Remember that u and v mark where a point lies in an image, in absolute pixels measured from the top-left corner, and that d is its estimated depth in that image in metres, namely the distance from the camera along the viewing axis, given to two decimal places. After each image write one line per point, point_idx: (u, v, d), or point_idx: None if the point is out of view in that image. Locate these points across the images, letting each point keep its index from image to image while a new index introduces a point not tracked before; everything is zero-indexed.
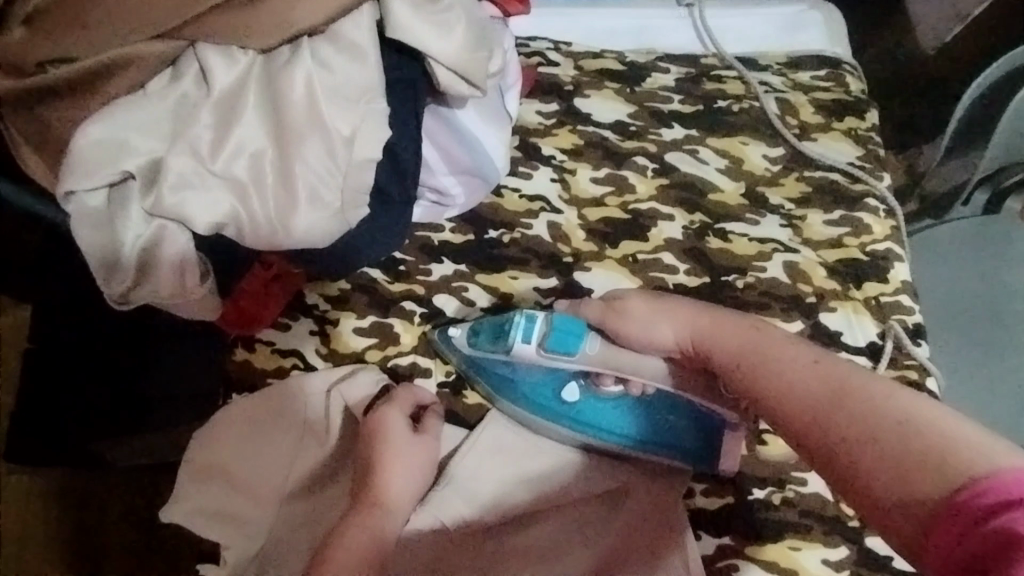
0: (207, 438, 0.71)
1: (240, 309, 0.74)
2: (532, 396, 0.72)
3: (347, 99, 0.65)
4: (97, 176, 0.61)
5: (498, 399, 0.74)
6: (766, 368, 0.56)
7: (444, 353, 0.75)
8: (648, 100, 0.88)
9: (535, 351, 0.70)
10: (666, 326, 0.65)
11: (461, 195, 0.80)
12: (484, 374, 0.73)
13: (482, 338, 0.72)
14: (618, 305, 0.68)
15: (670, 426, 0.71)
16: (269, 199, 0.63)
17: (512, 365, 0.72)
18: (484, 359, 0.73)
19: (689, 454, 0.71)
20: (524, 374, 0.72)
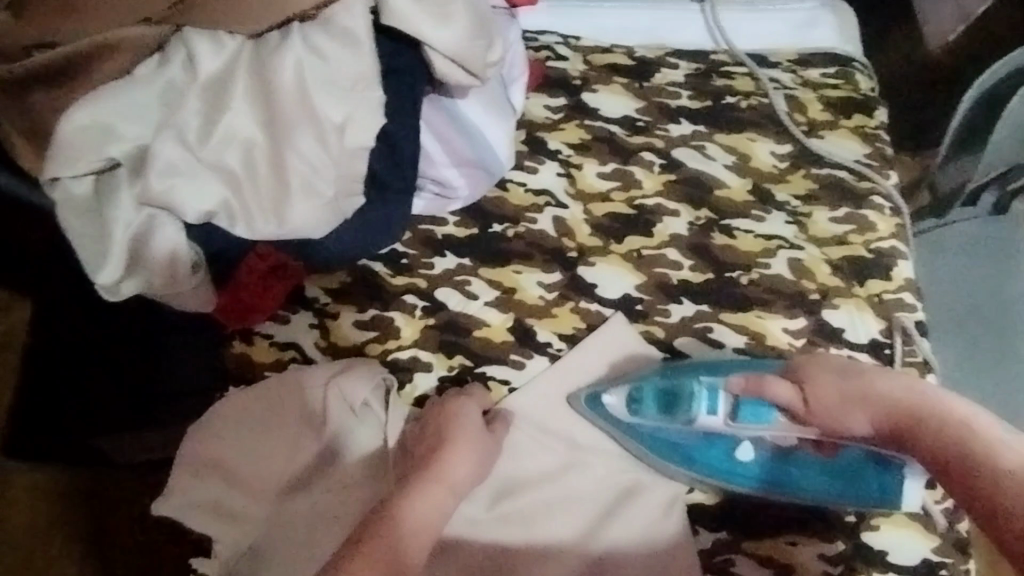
0: (204, 431, 0.70)
1: (238, 301, 0.72)
2: (710, 463, 0.71)
3: (343, 87, 0.63)
4: (83, 162, 0.60)
5: (664, 465, 0.72)
6: (923, 429, 0.64)
7: (600, 423, 0.74)
8: (657, 95, 0.87)
9: (723, 421, 0.71)
10: (859, 408, 0.68)
11: (463, 188, 0.78)
12: (649, 441, 0.73)
13: (647, 405, 0.72)
14: (812, 387, 0.69)
15: (849, 476, 0.70)
16: (260, 189, 0.63)
17: (686, 432, 0.72)
18: (652, 426, 0.72)
19: (871, 500, 0.69)
20: (698, 439, 0.72)
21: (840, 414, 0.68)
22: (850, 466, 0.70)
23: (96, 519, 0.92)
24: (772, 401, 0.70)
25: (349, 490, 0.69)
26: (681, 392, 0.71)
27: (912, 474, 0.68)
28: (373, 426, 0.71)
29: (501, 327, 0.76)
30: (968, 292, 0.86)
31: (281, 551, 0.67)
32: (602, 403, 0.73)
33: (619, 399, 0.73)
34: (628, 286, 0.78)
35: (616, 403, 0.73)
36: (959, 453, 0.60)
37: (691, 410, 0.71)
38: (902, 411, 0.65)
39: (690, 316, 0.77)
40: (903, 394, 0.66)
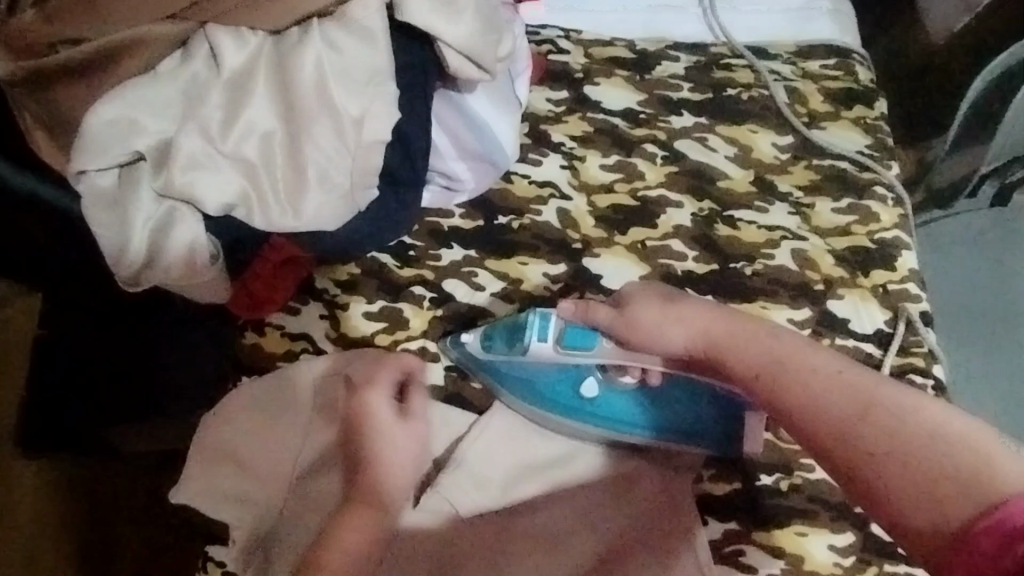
0: (218, 421, 0.71)
1: (249, 292, 0.73)
2: (553, 397, 0.73)
3: (359, 82, 0.64)
4: (108, 155, 0.61)
5: (515, 401, 0.73)
6: (792, 382, 0.60)
7: (458, 359, 0.75)
8: (658, 88, 0.88)
9: (553, 349, 0.71)
10: (682, 335, 0.67)
11: (470, 181, 0.79)
12: (500, 378, 0.73)
13: (497, 340, 0.73)
14: (632, 312, 0.69)
15: (688, 414, 0.72)
16: (278, 181, 0.64)
17: (526, 365, 0.72)
18: (503, 363, 0.73)
19: (711, 437, 0.72)
20: (544, 374, 0.73)
21: (668, 337, 0.68)
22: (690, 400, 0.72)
23: (108, 509, 0.93)
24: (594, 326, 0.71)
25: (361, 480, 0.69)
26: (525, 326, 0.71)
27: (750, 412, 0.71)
28: None
29: (508, 318, 0.77)
30: (972, 284, 0.87)
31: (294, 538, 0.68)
32: (460, 342, 0.74)
33: (473, 337, 0.74)
34: (633, 277, 0.79)
35: (467, 340, 0.73)
36: (800, 404, 0.59)
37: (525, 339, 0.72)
38: (715, 338, 0.66)
39: None
40: (719, 321, 0.66)
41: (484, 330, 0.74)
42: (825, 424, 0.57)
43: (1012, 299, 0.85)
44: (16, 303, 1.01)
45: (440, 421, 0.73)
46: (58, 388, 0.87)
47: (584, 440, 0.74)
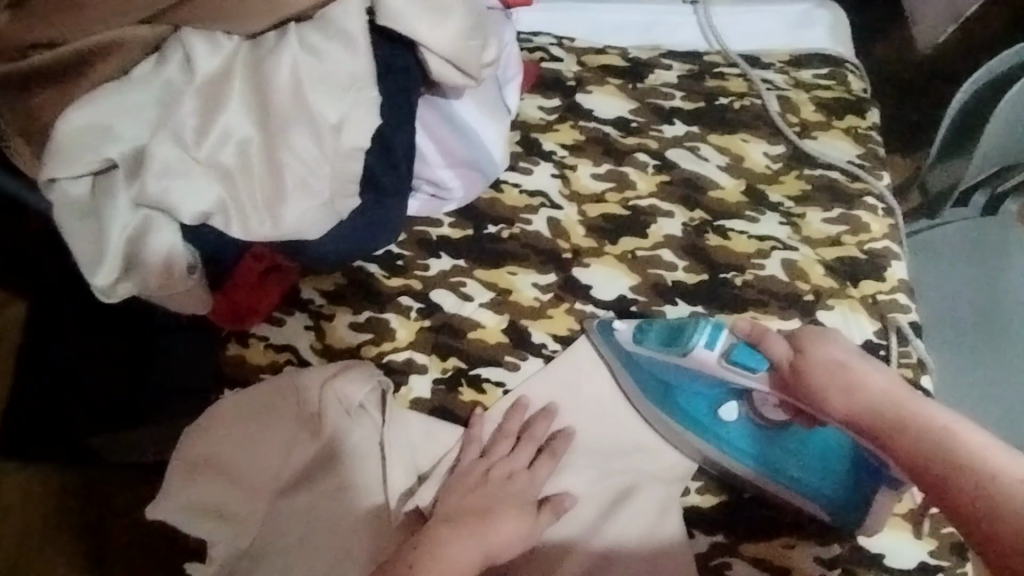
0: (200, 433, 0.70)
1: (232, 303, 0.72)
2: (689, 406, 0.74)
3: (338, 88, 0.63)
4: (80, 163, 0.59)
5: (643, 398, 0.75)
6: (910, 430, 0.56)
7: (601, 344, 0.75)
8: (650, 97, 0.87)
9: (715, 359, 0.69)
10: (840, 399, 0.61)
11: (458, 189, 0.78)
12: (633, 369, 0.75)
13: (645, 333, 0.73)
14: (806, 360, 0.64)
15: (820, 467, 0.70)
16: (257, 189, 0.62)
17: (681, 368, 0.72)
18: (644, 358, 0.73)
19: (836, 498, 0.69)
20: (685, 379, 0.73)
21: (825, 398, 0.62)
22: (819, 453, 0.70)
23: (89, 522, 0.92)
24: (766, 354, 0.67)
25: (344, 495, 0.68)
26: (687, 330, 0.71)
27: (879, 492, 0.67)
28: (367, 429, 0.70)
29: (496, 328, 0.76)
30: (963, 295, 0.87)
31: (276, 554, 0.66)
32: (607, 326, 0.75)
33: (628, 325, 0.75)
34: (624, 288, 0.78)
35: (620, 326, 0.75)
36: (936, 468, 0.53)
37: (689, 342, 0.70)
38: (881, 411, 0.58)
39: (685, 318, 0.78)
40: (890, 389, 0.60)
41: (643, 323, 0.74)
42: (940, 470, 0.52)
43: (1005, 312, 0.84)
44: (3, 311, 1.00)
45: (424, 434, 0.71)
46: (36, 402, 0.85)
47: (685, 453, 0.74)
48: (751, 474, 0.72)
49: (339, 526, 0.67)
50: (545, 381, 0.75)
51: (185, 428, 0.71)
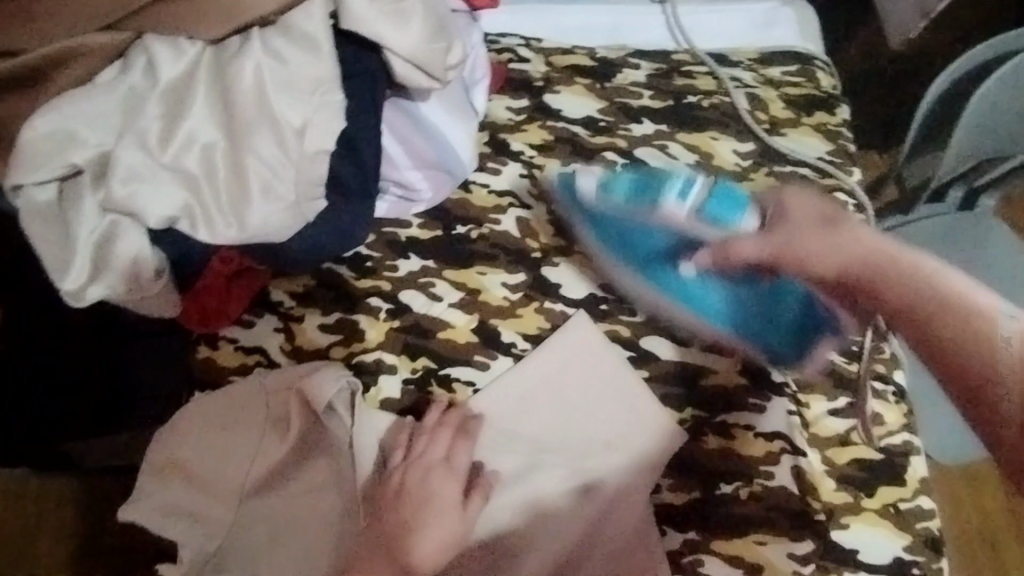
0: (171, 435, 0.70)
1: (202, 306, 0.72)
2: (647, 260, 0.77)
3: (302, 91, 0.63)
4: (45, 169, 0.60)
5: (602, 253, 0.77)
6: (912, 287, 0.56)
7: (559, 196, 0.79)
8: (618, 95, 0.87)
9: (684, 214, 0.74)
10: (830, 255, 0.62)
11: (427, 190, 0.79)
12: (577, 184, 0.79)
13: (608, 176, 0.78)
14: (789, 208, 0.67)
15: (776, 314, 0.75)
16: (221, 193, 0.62)
17: (649, 220, 0.75)
18: (605, 184, 0.78)
19: (779, 334, 0.75)
20: (644, 241, 0.76)
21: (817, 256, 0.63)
22: (764, 288, 0.74)
23: (66, 526, 0.92)
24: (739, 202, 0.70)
25: (315, 494, 0.70)
26: (659, 185, 0.76)
27: (829, 338, 0.75)
28: (336, 429, 0.71)
29: (465, 328, 0.76)
30: None
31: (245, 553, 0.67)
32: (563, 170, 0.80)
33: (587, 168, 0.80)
34: (591, 285, 0.79)
35: (580, 168, 0.80)
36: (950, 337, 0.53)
37: (660, 195, 0.75)
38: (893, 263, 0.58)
39: (655, 315, 0.78)
40: (875, 243, 0.60)
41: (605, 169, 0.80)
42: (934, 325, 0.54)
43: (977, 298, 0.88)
44: None
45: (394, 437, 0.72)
46: None
47: (637, 301, 0.79)
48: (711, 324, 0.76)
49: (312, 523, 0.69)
50: (515, 380, 0.75)
51: (156, 430, 0.71)
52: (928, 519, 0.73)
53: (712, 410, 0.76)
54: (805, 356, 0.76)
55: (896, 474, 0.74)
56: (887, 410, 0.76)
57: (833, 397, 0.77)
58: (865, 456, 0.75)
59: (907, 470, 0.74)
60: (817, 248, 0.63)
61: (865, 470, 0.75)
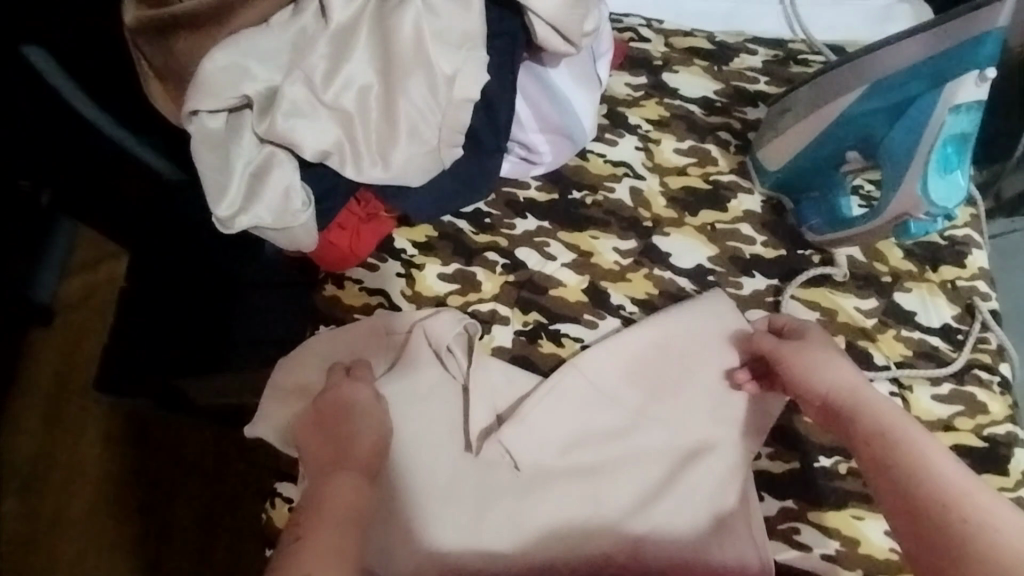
0: (296, 363, 0.74)
1: (335, 247, 0.76)
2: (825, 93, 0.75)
3: (452, 44, 0.67)
4: (221, 98, 0.64)
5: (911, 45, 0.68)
6: (921, 474, 0.61)
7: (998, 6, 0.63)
8: (735, 80, 0.89)
9: (922, 162, 0.69)
10: (816, 384, 0.69)
11: (548, 154, 0.82)
12: (967, 61, 0.66)
13: (971, 111, 0.68)
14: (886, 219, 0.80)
15: (808, 186, 0.81)
16: (372, 132, 0.68)
17: (910, 114, 0.70)
18: (949, 121, 0.68)
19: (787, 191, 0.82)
20: (905, 135, 0.70)
21: (813, 376, 0.69)
22: (838, 202, 0.79)
23: (192, 446, 1.05)
24: (931, 196, 0.70)
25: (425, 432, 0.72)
26: (960, 164, 0.71)
27: (806, 229, 0.81)
28: (455, 374, 0.74)
29: (576, 287, 0.79)
30: None
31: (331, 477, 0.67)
32: (996, 35, 0.64)
33: (982, 81, 0.67)
34: (701, 257, 0.81)
35: (980, 75, 0.66)
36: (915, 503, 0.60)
37: (960, 118, 0.68)
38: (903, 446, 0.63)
39: (762, 290, 0.80)
40: (843, 383, 0.68)
41: (981, 103, 0.68)
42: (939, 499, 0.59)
43: None
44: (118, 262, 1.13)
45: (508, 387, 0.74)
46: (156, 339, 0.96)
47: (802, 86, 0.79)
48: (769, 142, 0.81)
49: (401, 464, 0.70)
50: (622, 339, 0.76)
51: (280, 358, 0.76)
52: None
53: None
54: (789, 205, 0.83)
55: (999, 463, 0.74)
56: (991, 400, 0.76)
57: (937, 382, 0.77)
58: (968, 443, 0.74)
59: (1010, 460, 0.74)
60: (809, 368, 0.70)
61: (966, 456, 0.74)
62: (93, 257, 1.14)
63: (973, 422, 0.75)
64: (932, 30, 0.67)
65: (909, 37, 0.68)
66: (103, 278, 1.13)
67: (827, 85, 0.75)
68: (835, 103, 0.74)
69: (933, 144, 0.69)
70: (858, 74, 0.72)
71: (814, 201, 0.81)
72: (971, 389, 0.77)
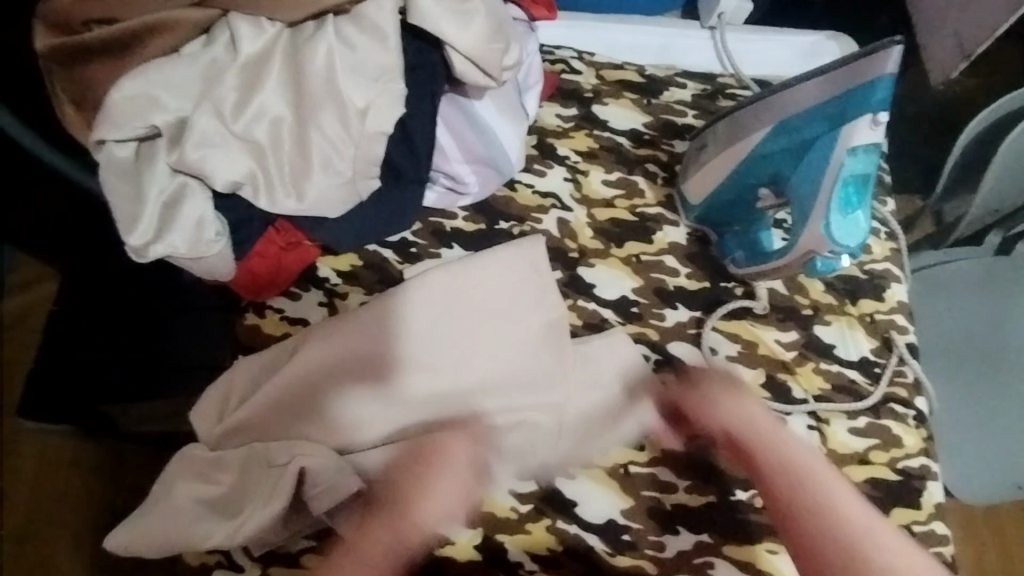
0: (229, 392, 0.71)
1: (253, 276, 0.74)
2: (734, 134, 0.77)
3: (366, 77, 0.68)
4: (127, 128, 0.64)
5: (820, 93, 0.69)
6: (800, 489, 0.60)
7: (886, 56, 0.64)
8: (663, 112, 0.91)
9: (821, 202, 0.71)
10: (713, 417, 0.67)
11: (474, 185, 0.82)
12: (862, 104, 0.67)
13: (870, 152, 0.70)
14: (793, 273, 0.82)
15: (729, 223, 0.82)
16: (284, 164, 0.67)
17: (815, 158, 0.71)
18: (848, 159, 0.69)
19: (712, 223, 0.83)
20: (808, 176, 0.72)
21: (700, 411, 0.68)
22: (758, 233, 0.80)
23: (109, 473, 1.03)
24: (838, 235, 0.71)
25: (276, 406, 0.70)
26: (863, 205, 0.72)
27: (729, 262, 0.82)
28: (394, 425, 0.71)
29: None
30: (973, 334, 0.99)
31: (268, 439, 0.69)
32: (887, 80, 0.66)
33: (876, 124, 0.68)
34: (625, 288, 0.81)
35: (874, 119, 0.68)
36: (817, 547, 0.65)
37: (850, 164, 0.69)
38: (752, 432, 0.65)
39: (684, 321, 0.81)
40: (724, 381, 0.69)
41: (879, 145, 0.69)
42: (826, 534, 0.58)
43: (1000, 352, 0.98)
44: (47, 285, 1.12)
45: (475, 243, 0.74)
46: (75, 373, 0.93)
47: (716, 131, 0.80)
48: (689, 181, 0.82)
49: (341, 337, 0.72)
50: (450, 332, 0.74)
51: (214, 415, 0.71)
52: (940, 544, 0.73)
53: None
54: (713, 237, 0.84)
55: (913, 497, 0.75)
56: (906, 434, 0.77)
57: (853, 415, 0.78)
58: (883, 477, 0.75)
59: (923, 494, 0.75)
60: (729, 407, 0.67)
61: (880, 489, 0.75)
62: (21, 281, 1.12)
63: (887, 455, 0.76)
64: (829, 73, 0.69)
65: (811, 79, 0.70)
66: (39, 299, 1.11)
67: (745, 118, 0.76)
68: (745, 123, 0.75)
69: (834, 181, 0.70)
70: (767, 112, 0.73)
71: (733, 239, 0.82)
72: (887, 422, 0.78)
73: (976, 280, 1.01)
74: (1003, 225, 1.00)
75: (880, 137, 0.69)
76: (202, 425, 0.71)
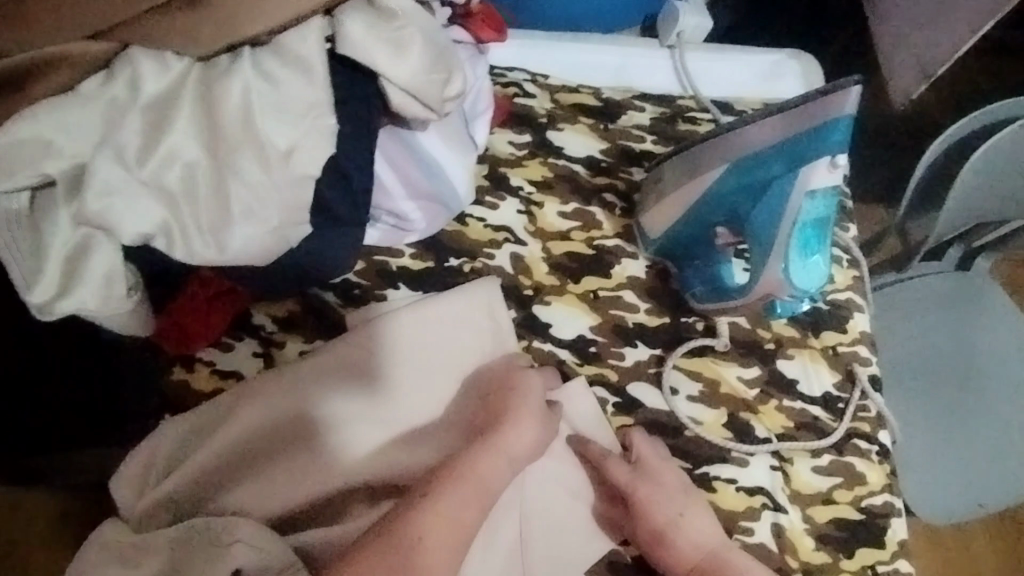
0: (159, 458, 0.65)
1: (178, 329, 0.69)
2: (693, 167, 0.73)
3: (291, 115, 0.62)
4: (15, 178, 0.57)
5: (779, 130, 0.66)
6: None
7: (846, 96, 0.62)
8: (621, 138, 0.87)
9: (778, 245, 0.68)
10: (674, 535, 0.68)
11: (420, 221, 0.77)
12: (822, 144, 0.64)
13: (827, 196, 0.67)
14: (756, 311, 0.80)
15: (688, 258, 0.78)
16: (200, 213, 0.61)
17: (774, 198, 0.68)
18: (806, 202, 0.66)
19: (671, 257, 0.79)
20: (766, 216, 0.68)
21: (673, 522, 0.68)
22: (719, 268, 0.77)
23: None
24: (795, 280, 0.69)
25: (220, 464, 0.66)
26: (821, 247, 0.69)
27: (690, 297, 0.79)
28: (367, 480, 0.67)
29: None
30: (937, 351, 0.98)
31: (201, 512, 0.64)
32: (846, 121, 0.63)
33: (835, 167, 0.65)
34: (582, 326, 0.77)
35: (832, 162, 0.65)
36: None
37: (806, 208, 0.67)
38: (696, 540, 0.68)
39: (644, 360, 0.77)
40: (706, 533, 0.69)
41: (837, 188, 0.67)
42: None
43: (965, 368, 0.97)
44: None
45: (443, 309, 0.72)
46: None
47: (673, 163, 0.75)
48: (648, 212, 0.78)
49: (288, 381, 0.68)
50: (400, 370, 0.70)
51: (140, 486, 0.65)
52: None
53: (695, 461, 0.74)
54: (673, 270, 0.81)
55: (876, 538, 0.73)
56: (869, 471, 0.75)
57: (817, 453, 0.75)
58: (847, 517, 0.73)
59: (886, 532, 0.73)
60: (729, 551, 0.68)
61: (845, 530, 0.73)
62: None
63: (852, 494, 0.74)
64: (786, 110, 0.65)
65: (769, 116, 0.67)
66: None
67: (702, 152, 0.72)
68: (703, 156, 0.72)
69: (792, 223, 0.67)
70: (725, 147, 0.70)
71: (693, 275, 0.78)
72: (851, 460, 0.75)
73: (940, 295, 1.00)
74: (964, 241, 0.99)
75: (837, 179, 0.66)
76: (123, 498, 0.64)
